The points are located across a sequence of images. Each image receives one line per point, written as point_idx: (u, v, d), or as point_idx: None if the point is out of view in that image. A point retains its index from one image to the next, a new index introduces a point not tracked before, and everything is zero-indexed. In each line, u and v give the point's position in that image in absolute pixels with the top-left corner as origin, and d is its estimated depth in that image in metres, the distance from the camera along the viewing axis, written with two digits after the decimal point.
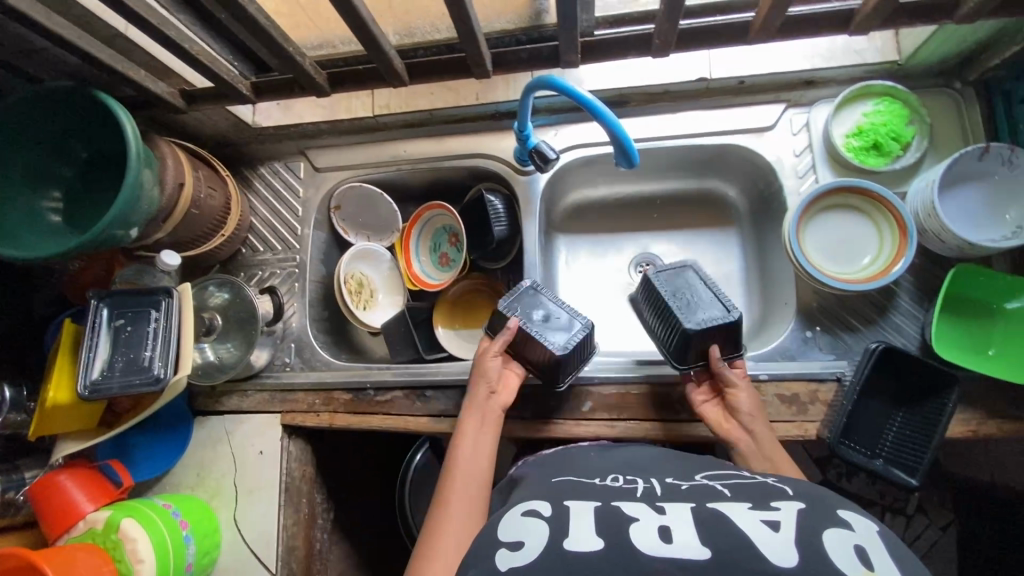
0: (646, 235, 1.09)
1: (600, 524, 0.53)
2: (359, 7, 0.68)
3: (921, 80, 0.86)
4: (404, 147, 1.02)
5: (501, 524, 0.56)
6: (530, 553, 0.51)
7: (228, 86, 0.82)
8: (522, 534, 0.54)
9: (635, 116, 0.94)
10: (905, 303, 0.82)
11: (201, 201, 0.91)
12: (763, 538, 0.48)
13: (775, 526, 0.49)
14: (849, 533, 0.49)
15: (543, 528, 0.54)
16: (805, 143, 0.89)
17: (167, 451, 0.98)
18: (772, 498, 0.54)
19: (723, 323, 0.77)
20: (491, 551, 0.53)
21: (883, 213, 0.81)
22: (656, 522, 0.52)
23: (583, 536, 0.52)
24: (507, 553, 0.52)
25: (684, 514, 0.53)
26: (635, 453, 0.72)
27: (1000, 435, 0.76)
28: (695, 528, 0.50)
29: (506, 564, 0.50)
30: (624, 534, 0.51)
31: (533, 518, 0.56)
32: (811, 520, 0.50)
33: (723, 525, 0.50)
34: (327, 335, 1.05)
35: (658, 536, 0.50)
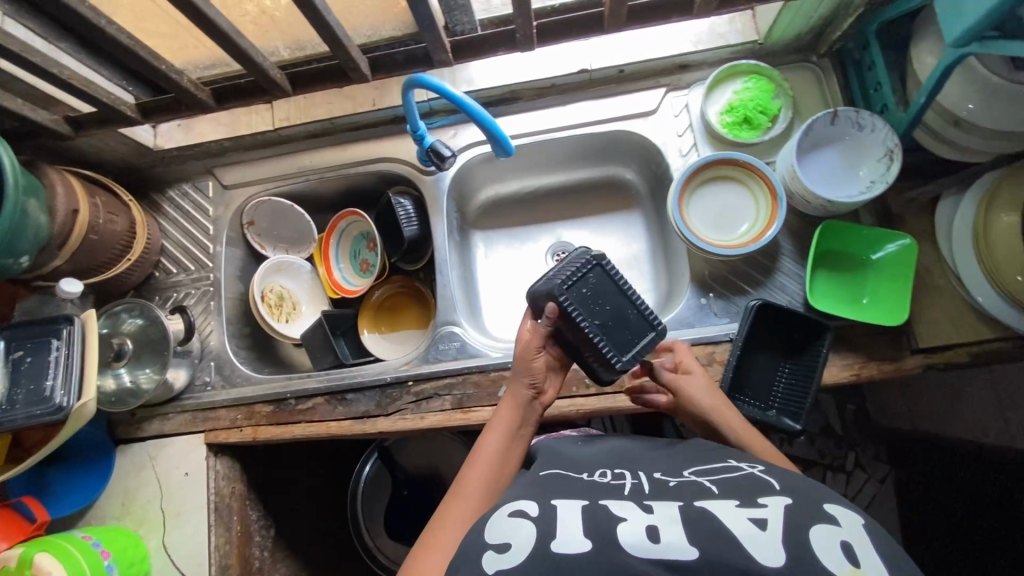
0: (558, 225, 1.13)
1: (587, 524, 0.53)
2: (216, 18, 0.71)
3: (782, 56, 0.93)
4: (309, 158, 1.04)
5: (487, 525, 0.57)
6: (516, 555, 0.52)
7: (111, 109, 0.82)
8: (507, 535, 0.55)
9: (527, 110, 0.99)
10: (788, 264, 0.87)
11: (100, 226, 0.91)
12: (749, 536, 0.49)
13: (762, 525, 0.50)
14: (837, 529, 0.49)
15: (530, 530, 0.54)
16: (686, 124, 0.95)
17: (89, 485, 0.96)
18: (760, 494, 0.55)
19: (652, 341, 0.78)
20: (476, 554, 0.53)
21: (756, 180, 0.86)
22: (644, 521, 0.53)
23: (570, 536, 0.52)
24: (494, 555, 0.53)
25: (671, 512, 0.54)
26: (623, 445, 0.72)
27: (881, 376, 0.81)
28: (683, 528, 0.51)
29: (493, 567, 0.51)
30: (611, 534, 0.52)
31: (519, 517, 0.56)
32: (800, 517, 0.51)
33: (709, 523, 0.51)
34: (249, 351, 1.05)
35: (646, 534, 0.51)
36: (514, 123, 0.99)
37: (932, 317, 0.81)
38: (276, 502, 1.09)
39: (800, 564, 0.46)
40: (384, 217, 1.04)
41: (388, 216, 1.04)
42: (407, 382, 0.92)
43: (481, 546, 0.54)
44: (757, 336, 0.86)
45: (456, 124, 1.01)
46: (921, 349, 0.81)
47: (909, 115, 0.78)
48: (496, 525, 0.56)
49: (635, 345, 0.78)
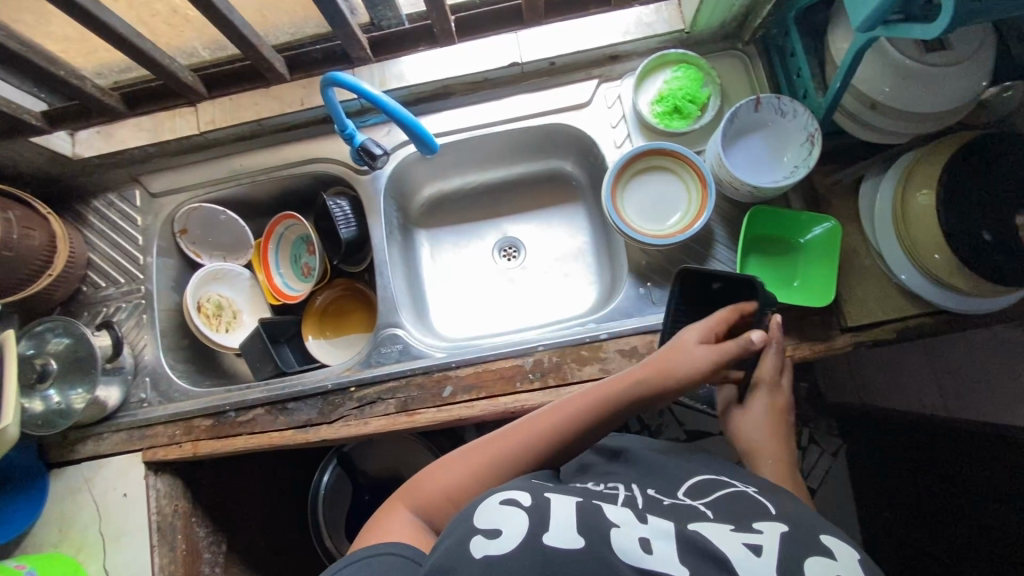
0: (503, 220, 1.13)
1: (581, 524, 0.54)
2: (114, 23, 0.70)
3: (709, 45, 0.94)
4: (239, 161, 1.01)
5: (479, 507, 0.57)
6: (507, 543, 0.52)
7: (13, 118, 0.79)
8: (499, 522, 0.55)
9: (460, 104, 0.98)
10: (723, 251, 0.89)
11: (15, 242, 0.86)
12: (740, 562, 0.49)
13: (756, 550, 0.50)
14: (831, 563, 0.49)
15: (522, 520, 0.54)
16: (620, 115, 0.95)
17: (21, 513, 0.92)
18: (755, 518, 0.54)
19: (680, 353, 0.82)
20: (468, 532, 0.55)
21: (686, 169, 0.88)
22: (638, 531, 0.53)
23: (562, 531, 0.53)
24: (482, 540, 0.53)
25: (663, 525, 0.54)
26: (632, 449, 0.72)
27: (813, 356, 0.83)
28: (676, 544, 0.51)
29: (481, 552, 0.52)
30: (601, 538, 0.52)
31: (512, 507, 0.57)
32: (794, 546, 0.50)
33: (702, 544, 0.51)
34: (187, 364, 1.02)
35: (637, 543, 0.52)
36: (449, 118, 0.98)
37: (860, 296, 0.83)
38: (227, 516, 1.06)
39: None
40: (325, 219, 1.03)
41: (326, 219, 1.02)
42: (349, 388, 0.91)
43: (468, 530, 0.55)
44: None
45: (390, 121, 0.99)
46: (850, 328, 0.83)
47: (828, 99, 0.79)
48: (486, 511, 0.56)
49: None
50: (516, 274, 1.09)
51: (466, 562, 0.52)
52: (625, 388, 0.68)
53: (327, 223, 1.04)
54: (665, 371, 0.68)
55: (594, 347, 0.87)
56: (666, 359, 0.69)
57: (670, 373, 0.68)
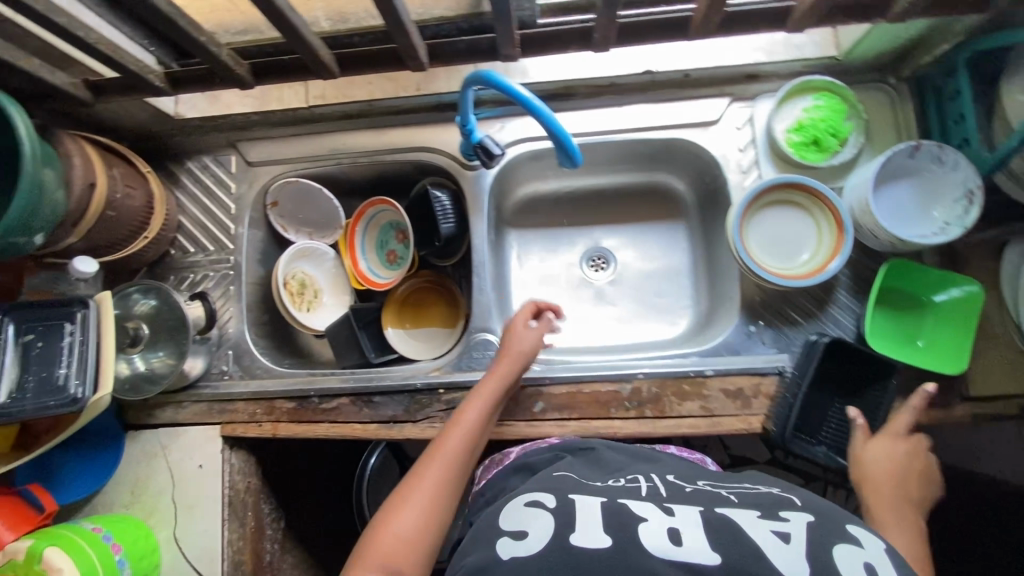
0: (598, 228, 1.08)
1: (609, 520, 0.54)
2: None
3: (859, 74, 0.88)
4: (341, 140, 0.97)
5: (505, 513, 0.59)
6: (533, 544, 0.53)
7: (137, 77, 0.73)
8: (525, 523, 0.56)
9: (581, 108, 0.93)
10: (844, 297, 0.85)
11: (117, 202, 0.84)
12: (772, 549, 0.49)
13: (785, 537, 0.50)
14: (860, 550, 0.49)
15: (548, 521, 0.55)
16: (749, 138, 0.90)
17: (96, 471, 0.92)
18: (782, 509, 0.54)
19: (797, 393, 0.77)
20: (493, 538, 0.56)
21: (821, 208, 0.82)
22: (665, 524, 0.53)
23: (589, 532, 0.53)
24: (509, 542, 0.54)
25: (693, 516, 0.54)
26: (644, 450, 0.74)
27: (929, 421, 0.79)
28: (704, 532, 0.51)
29: (508, 554, 0.53)
30: (634, 533, 0.52)
31: (536, 509, 0.58)
32: (820, 534, 0.50)
33: (735, 535, 0.51)
34: (268, 340, 1.00)
35: (666, 538, 0.51)
36: (567, 122, 0.93)
37: (984, 364, 0.79)
38: (286, 494, 1.06)
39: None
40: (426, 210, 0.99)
41: (427, 211, 0.98)
42: (437, 390, 0.89)
43: (496, 537, 0.56)
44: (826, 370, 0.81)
45: (504, 116, 0.95)
46: (971, 398, 0.79)
47: (995, 156, 0.74)
48: (514, 515, 0.58)
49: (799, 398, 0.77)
50: (606, 287, 1.06)
51: (493, 563, 0.52)
52: (484, 396, 0.77)
53: (424, 214, 1.00)
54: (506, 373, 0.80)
55: (697, 382, 0.84)
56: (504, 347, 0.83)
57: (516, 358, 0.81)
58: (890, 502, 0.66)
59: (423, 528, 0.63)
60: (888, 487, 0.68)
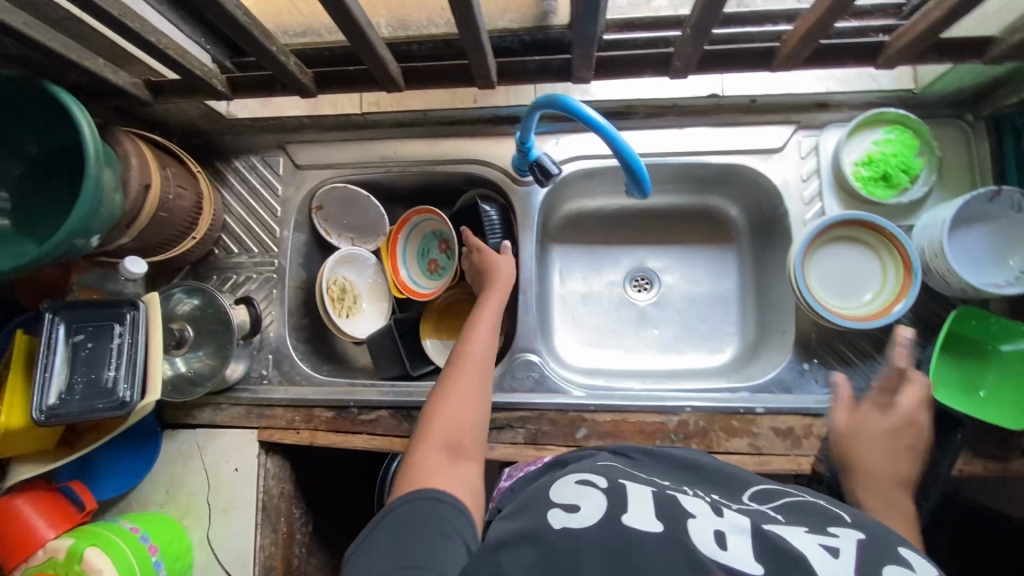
0: (643, 248, 1.06)
1: (660, 510, 0.53)
2: (354, 10, 0.62)
3: (932, 109, 0.85)
4: (392, 148, 0.96)
5: (555, 486, 0.58)
6: (587, 517, 0.52)
7: (201, 82, 0.72)
8: (576, 498, 0.55)
9: (640, 128, 0.90)
10: (903, 339, 0.82)
11: (170, 202, 0.83)
12: (819, 561, 0.47)
13: (834, 552, 0.48)
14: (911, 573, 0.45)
15: (601, 500, 0.54)
16: (813, 168, 0.87)
17: (132, 468, 0.92)
18: (833, 524, 0.52)
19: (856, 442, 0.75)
20: (542, 507, 0.55)
21: (888, 248, 0.79)
22: (713, 526, 0.51)
23: (642, 516, 0.52)
24: (561, 513, 0.53)
25: (742, 522, 0.51)
26: (688, 454, 0.68)
27: (987, 474, 0.76)
28: (753, 541, 0.49)
29: (560, 523, 0.52)
30: (683, 528, 0.50)
31: (586, 487, 0.57)
32: (868, 554, 0.47)
33: (781, 544, 0.48)
34: (307, 345, 0.99)
35: (714, 540, 0.49)
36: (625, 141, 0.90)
37: None
38: (316, 498, 1.06)
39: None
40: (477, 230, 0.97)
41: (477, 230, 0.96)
42: None
43: (546, 506, 0.55)
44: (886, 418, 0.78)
45: (560, 132, 0.93)
46: None
47: None
48: (564, 489, 0.57)
49: None
50: (650, 309, 1.03)
51: (543, 529, 0.51)
52: (488, 324, 0.80)
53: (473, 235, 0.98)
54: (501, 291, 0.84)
55: (746, 419, 0.82)
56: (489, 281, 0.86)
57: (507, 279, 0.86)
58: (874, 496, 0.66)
59: (465, 422, 0.70)
60: (877, 478, 0.67)
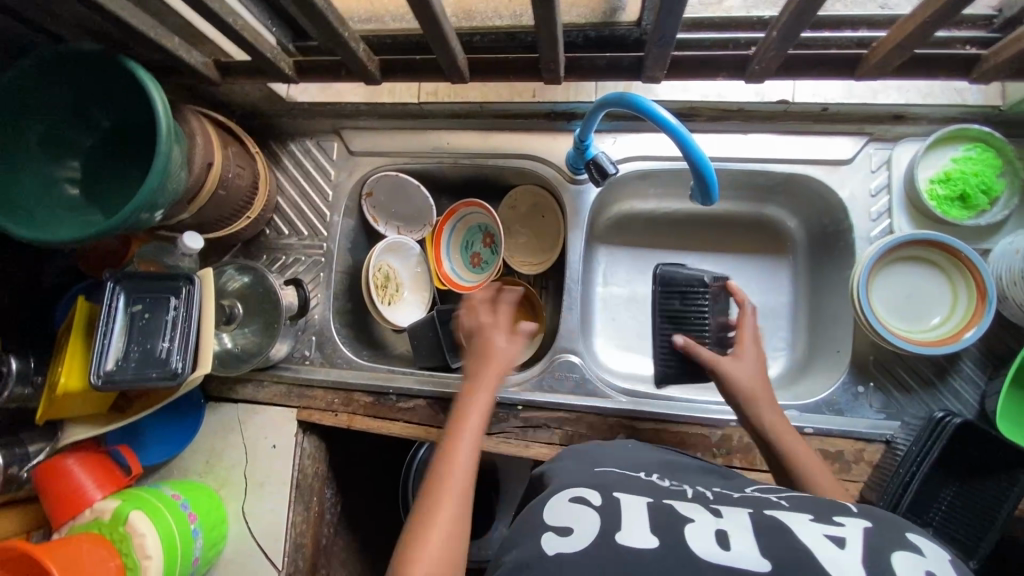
0: (691, 254, 1.03)
1: (655, 523, 0.50)
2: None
3: (1019, 128, 0.80)
4: (447, 139, 0.96)
5: (548, 508, 0.54)
6: (578, 541, 0.49)
7: (270, 64, 0.73)
8: (569, 521, 0.51)
9: (702, 131, 0.88)
10: (968, 368, 0.78)
11: (229, 180, 0.84)
12: (824, 552, 0.44)
13: (840, 542, 0.45)
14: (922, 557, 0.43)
15: (594, 517, 0.51)
16: (884, 183, 0.83)
17: (178, 436, 0.94)
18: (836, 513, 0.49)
19: (914, 473, 0.69)
20: (537, 533, 0.51)
21: (961, 272, 0.75)
22: (711, 526, 0.49)
23: (635, 531, 0.49)
24: (554, 538, 0.50)
25: (741, 518, 0.49)
26: (675, 459, 0.68)
27: None
28: (754, 537, 0.46)
29: (553, 548, 0.48)
30: (679, 535, 0.48)
31: (580, 507, 0.53)
32: (878, 541, 0.45)
33: (785, 536, 0.46)
34: (349, 329, 1.00)
35: (713, 541, 0.47)
36: None
37: None
38: (346, 480, 1.07)
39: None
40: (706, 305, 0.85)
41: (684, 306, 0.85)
42: (517, 406, 0.87)
43: (540, 531, 0.51)
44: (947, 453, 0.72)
45: (618, 130, 0.91)
46: None
47: None
48: (558, 510, 0.53)
49: (913, 479, 0.70)
50: None
51: (537, 558, 0.48)
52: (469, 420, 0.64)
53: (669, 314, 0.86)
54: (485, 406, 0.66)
55: None
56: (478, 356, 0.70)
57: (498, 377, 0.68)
58: (774, 418, 0.69)
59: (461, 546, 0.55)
60: (766, 401, 0.70)
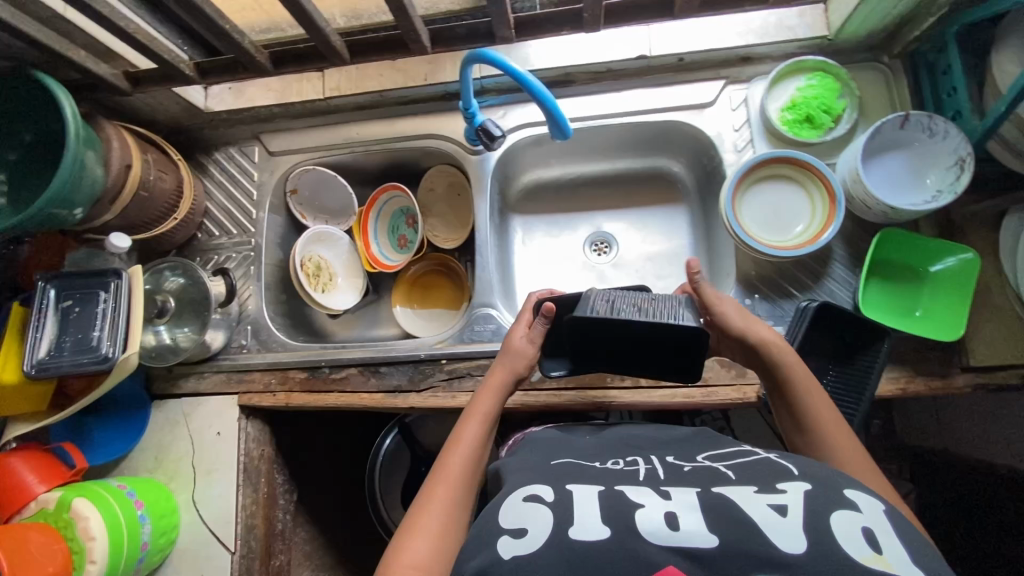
0: (599, 213, 1.12)
1: (605, 511, 0.50)
2: None
3: (850, 54, 0.90)
4: (356, 130, 1.04)
5: (502, 507, 0.54)
6: (534, 540, 0.49)
7: (171, 67, 0.82)
8: (524, 520, 0.51)
9: (580, 94, 0.97)
10: (840, 270, 0.85)
11: (150, 183, 0.91)
12: (768, 521, 0.47)
13: (781, 510, 0.48)
14: (859, 515, 0.48)
15: (547, 515, 0.51)
16: (744, 119, 0.92)
17: (126, 435, 0.98)
18: (778, 479, 0.52)
19: None
20: (492, 537, 0.51)
21: (813, 180, 0.84)
22: (661, 508, 0.50)
23: (588, 524, 0.49)
24: (509, 541, 0.50)
25: (688, 498, 0.51)
26: (628, 432, 0.72)
27: (927, 391, 0.79)
28: (702, 515, 0.48)
29: (509, 553, 0.48)
30: (630, 520, 0.49)
31: (534, 503, 0.53)
32: (818, 504, 0.48)
33: (731, 510, 0.48)
34: (284, 318, 1.06)
35: (664, 522, 0.48)
36: (565, 107, 0.97)
37: (985, 334, 0.79)
38: (297, 468, 1.11)
39: (821, 558, 0.43)
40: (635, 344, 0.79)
41: (600, 329, 0.78)
42: (441, 360, 0.92)
43: (495, 533, 0.51)
44: (817, 343, 0.80)
45: (507, 104, 1.00)
46: (973, 368, 0.79)
47: (986, 122, 0.74)
48: (513, 510, 0.53)
49: None
50: (608, 269, 1.08)
51: (494, 564, 0.48)
52: (482, 408, 0.74)
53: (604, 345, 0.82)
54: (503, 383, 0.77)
55: None
56: (505, 354, 0.79)
57: (515, 372, 0.78)
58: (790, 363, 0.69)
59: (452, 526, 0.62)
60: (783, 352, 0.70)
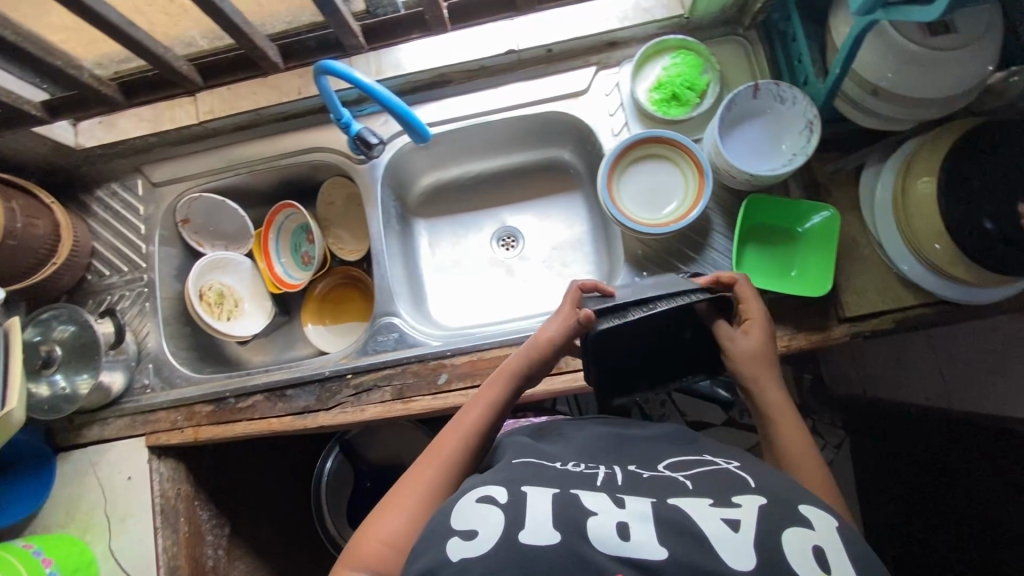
0: (502, 209, 1.12)
1: (556, 513, 0.48)
2: (104, 12, 0.68)
3: (709, 30, 0.93)
4: (239, 152, 1.02)
5: (455, 506, 0.51)
6: (485, 545, 0.46)
7: (13, 108, 0.80)
8: (475, 522, 0.49)
9: (458, 92, 0.97)
10: (721, 240, 0.88)
11: (19, 232, 0.87)
12: (719, 539, 0.45)
13: (734, 526, 0.46)
14: (811, 533, 0.46)
15: (498, 517, 0.48)
16: (617, 103, 0.94)
17: (34, 492, 0.95)
18: (733, 491, 0.50)
19: None
20: (442, 537, 0.48)
21: (682, 157, 0.87)
22: (615, 516, 0.47)
23: (540, 527, 0.47)
24: (458, 543, 0.47)
25: (641, 506, 0.48)
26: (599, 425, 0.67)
27: (809, 346, 0.82)
28: (655, 528, 0.46)
29: (457, 555, 0.46)
30: (580, 525, 0.46)
31: (487, 504, 0.50)
32: (772, 519, 0.46)
33: (681, 523, 0.46)
34: (189, 351, 1.04)
35: (615, 531, 0.46)
36: (445, 107, 0.97)
37: (859, 285, 0.82)
38: (226, 501, 1.09)
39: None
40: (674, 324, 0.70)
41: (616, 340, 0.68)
42: (346, 375, 0.92)
43: (443, 536, 0.48)
44: None
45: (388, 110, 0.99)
46: (849, 318, 0.82)
47: (829, 84, 0.77)
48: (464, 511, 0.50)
49: None
50: (515, 263, 1.09)
51: (441, 565, 0.45)
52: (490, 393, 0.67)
53: (616, 353, 0.69)
54: (516, 369, 0.69)
55: None
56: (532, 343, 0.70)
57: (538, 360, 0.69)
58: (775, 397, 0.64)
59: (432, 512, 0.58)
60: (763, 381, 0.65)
